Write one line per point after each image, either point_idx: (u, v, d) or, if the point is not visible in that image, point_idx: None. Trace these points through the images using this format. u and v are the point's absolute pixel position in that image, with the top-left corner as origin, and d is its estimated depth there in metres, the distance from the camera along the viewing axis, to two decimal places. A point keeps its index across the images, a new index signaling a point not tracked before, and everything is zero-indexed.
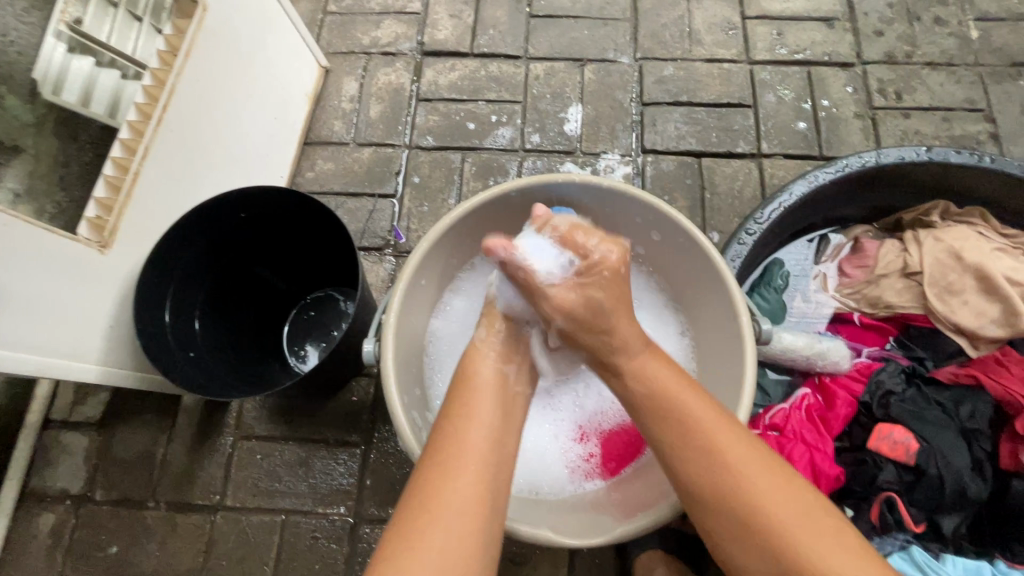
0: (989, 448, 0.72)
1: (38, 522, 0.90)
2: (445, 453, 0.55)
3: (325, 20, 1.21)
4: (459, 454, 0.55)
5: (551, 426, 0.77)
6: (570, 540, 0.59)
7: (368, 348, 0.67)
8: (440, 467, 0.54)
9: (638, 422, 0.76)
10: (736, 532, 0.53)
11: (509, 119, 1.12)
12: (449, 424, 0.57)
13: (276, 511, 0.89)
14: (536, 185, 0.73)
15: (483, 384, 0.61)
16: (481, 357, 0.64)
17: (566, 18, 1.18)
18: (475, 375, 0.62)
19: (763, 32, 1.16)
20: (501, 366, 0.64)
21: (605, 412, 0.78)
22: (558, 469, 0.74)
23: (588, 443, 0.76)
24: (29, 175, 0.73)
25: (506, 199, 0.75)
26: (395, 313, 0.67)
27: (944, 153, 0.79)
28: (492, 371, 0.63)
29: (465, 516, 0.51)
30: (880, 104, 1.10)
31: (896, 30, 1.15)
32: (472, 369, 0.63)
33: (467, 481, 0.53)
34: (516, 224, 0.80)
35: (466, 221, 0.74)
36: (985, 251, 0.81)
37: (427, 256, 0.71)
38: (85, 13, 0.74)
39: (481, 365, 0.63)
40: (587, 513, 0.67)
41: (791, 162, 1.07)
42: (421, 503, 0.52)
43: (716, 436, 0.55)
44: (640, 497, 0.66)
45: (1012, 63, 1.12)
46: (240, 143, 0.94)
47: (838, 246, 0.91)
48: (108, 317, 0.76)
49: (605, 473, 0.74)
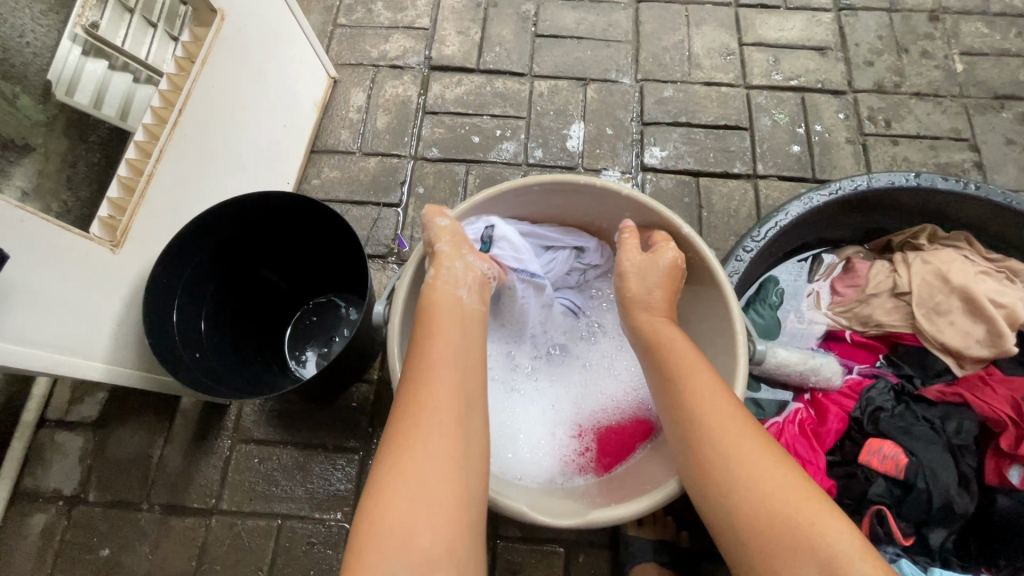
0: (975, 465, 0.75)
1: (29, 523, 0.89)
2: (416, 378, 0.58)
3: (335, 31, 1.24)
4: (429, 375, 0.58)
5: (549, 417, 0.80)
6: (543, 517, 0.61)
7: (378, 309, 0.72)
8: (414, 393, 0.57)
9: (634, 421, 0.79)
10: (727, 509, 0.55)
11: (513, 134, 1.14)
12: (414, 356, 0.60)
13: (272, 515, 0.88)
14: (560, 184, 0.74)
15: (446, 314, 0.64)
16: (442, 290, 0.67)
17: (569, 39, 1.22)
18: (436, 308, 0.65)
19: (759, 59, 1.20)
20: (455, 294, 0.67)
21: (605, 410, 0.80)
22: (552, 461, 0.76)
23: (584, 438, 0.78)
24: (38, 174, 0.73)
25: (530, 192, 0.75)
26: (406, 280, 0.69)
27: (931, 179, 0.83)
28: (448, 298, 0.66)
29: (448, 429, 0.55)
30: (870, 131, 1.14)
31: (885, 61, 1.20)
32: (432, 299, 0.66)
33: (440, 401, 0.56)
34: (538, 210, 0.81)
35: (487, 207, 0.75)
36: (969, 274, 0.84)
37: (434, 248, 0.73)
38: (101, 17, 0.77)
39: (439, 295, 0.66)
40: (572, 500, 0.68)
41: (785, 184, 1.10)
42: (402, 422, 0.55)
43: (704, 403, 0.60)
44: (625, 489, 0.68)
45: (995, 96, 1.17)
46: (248, 148, 0.96)
47: (830, 265, 0.95)
48: (116, 317, 0.76)
49: (597, 467, 0.76)
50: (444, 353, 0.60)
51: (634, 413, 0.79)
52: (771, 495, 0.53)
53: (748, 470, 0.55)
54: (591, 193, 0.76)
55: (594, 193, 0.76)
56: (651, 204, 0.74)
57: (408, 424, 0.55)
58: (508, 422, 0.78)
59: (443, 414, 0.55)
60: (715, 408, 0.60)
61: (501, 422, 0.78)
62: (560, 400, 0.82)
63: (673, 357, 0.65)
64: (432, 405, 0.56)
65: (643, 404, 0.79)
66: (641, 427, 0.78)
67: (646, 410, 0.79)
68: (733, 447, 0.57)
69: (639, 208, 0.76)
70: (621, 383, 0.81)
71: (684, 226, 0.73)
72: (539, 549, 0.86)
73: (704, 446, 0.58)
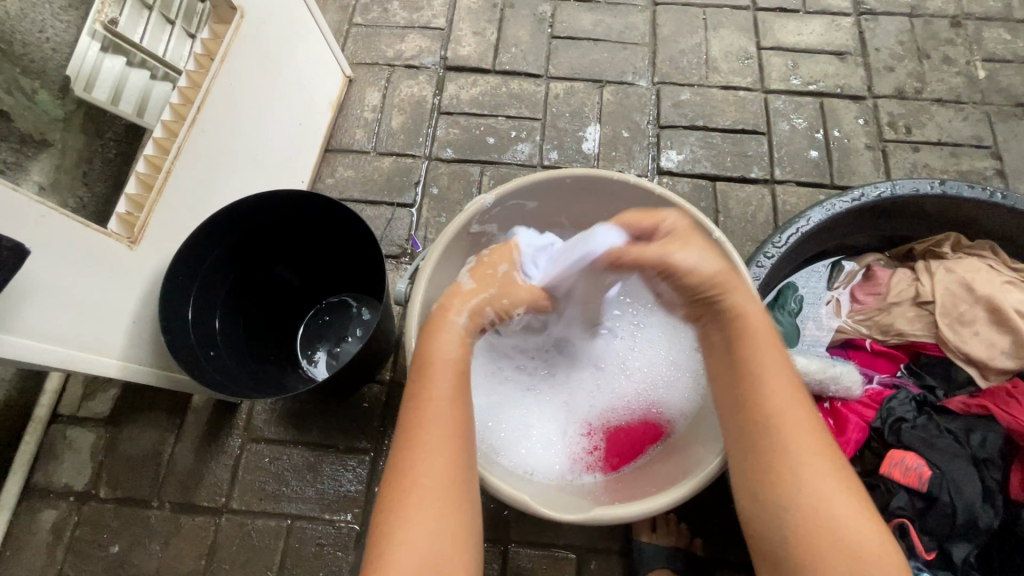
0: (1000, 478, 0.73)
1: (40, 518, 0.89)
2: (413, 429, 0.57)
3: (351, 31, 1.24)
4: (427, 432, 0.57)
5: (560, 414, 0.79)
6: (547, 511, 0.61)
7: (399, 287, 0.74)
8: (409, 452, 0.56)
9: (645, 423, 0.77)
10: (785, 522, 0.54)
11: (528, 135, 1.14)
12: (410, 409, 0.59)
13: (282, 516, 0.88)
14: (591, 177, 0.74)
15: (446, 360, 0.61)
16: (443, 334, 0.63)
17: (586, 40, 1.22)
18: (436, 353, 0.61)
19: (778, 63, 1.19)
20: (461, 342, 0.63)
21: (615, 409, 0.79)
22: (560, 458, 0.75)
23: (593, 437, 0.77)
24: (54, 169, 0.77)
25: (560, 183, 0.75)
26: (430, 263, 0.69)
27: (956, 187, 0.82)
28: (452, 349, 0.62)
29: (437, 491, 0.54)
30: (890, 137, 1.13)
31: (906, 66, 1.18)
32: (428, 349, 0.61)
33: (436, 466, 0.55)
34: (566, 204, 0.80)
35: (516, 196, 0.75)
36: (995, 283, 0.82)
37: (453, 241, 0.72)
38: (121, 13, 0.76)
39: (438, 345, 0.62)
40: (577, 498, 0.67)
41: (803, 190, 1.09)
42: (398, 486, 0.54)
43: (786, 410, 0.57)
44: (632, 490, 0.67)
45: (1018, 103, 1.15)
46: (265, 147, 0.95)
47: (851, 273, 0.93)
48: (132, 314, 0.76)
49: (605, 467, 0.75)
50: (440, 408, 0.58)
51: (643, 415, 0.78)
52: (826, 496, 0.53)
53: (821, 489, 0.53)
54: (619, 188, 0.75)
55: (623, 189, 0.75)
56: (678, 203, 0.72)
57: (404, 486, 0.54)
58: (516, 416, 0.78)
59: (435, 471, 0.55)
60: (795, 416, 0.57)
61: (510, 416, 0.77)
62: (570, 396, 0.80)
63: (757, 349, 0.61)
64: (427, 467, 0.55)
65: (654, 405, 0.78)
66: (652, 429, 0.77)
67: (657, 413, 0.77)
68: (808, 462, 0.55)
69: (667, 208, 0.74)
70: (635, 383, 0.80)
71: (715, 230, 0.70)
72: (550, 555, 0.85)
73: (778, 454, 0.56)
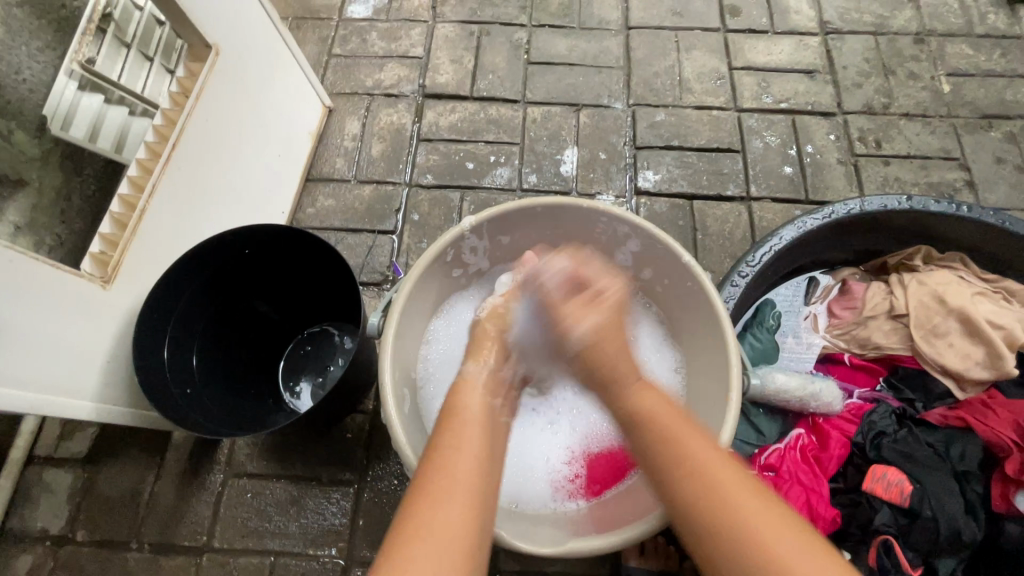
0: (980, 490, 0.74)
1: (15, 564, 0.87)
2: (435, 476, 0.53)
3: (331, 62, 1.25)
4: (447, 483, 0.53)
5: (543, 444, 0.79)
6: (525, 545, 0.60)
7: (373, 320, 0.73)
8: (427, 498, 0.51)
9: (624, 448, 0.77)
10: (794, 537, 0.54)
11: (507, 160, 1.15)
12: (435, 462, 0.55)
13: (264, 552, 0.86)
14: (563, 206, 0.75)
15: (472, 419, 0.60)
16: (468, 393, 0.64)
17: (561, 65, 1.24)
18: (463, 409, 0.62)
19: (749, 83, 1.22)
20: (487, 400, 0.64)
21: (596, 436, 0.79)
22: (541, 487, 0.75)
23: (575, 464, 0.77)
24: (31, 209, 0.74)
25: (532, 214, 0.76)
26: (403, 292, 0.69)
27: (923, 202, 0.83)
28: (477, 406, 0.62)
29: (456, 523, 0.50)
30: (861, 151, 1.15)
31: (873, 83, 1.22)
32: (460, 402, 0.63)
33: (454, 516, 0.50)
34: (539, 232, 0.80)
35: (492, 226, 0.76)
36: (966, 295, 0.84)
37: (426, 273, 0.72)
38: (98, 53, 0.79)
39: (467, 401, 0.63)
40: (555, 528, 0.66)
41: (778, 206, 1.11)
42: (415, 519, 0.49)
43: None
44: (609, 520, 0.66)
45: (983, 116, 1.18)
46: (245, 181, 0.96)
47: (827, 288, 0.94)
48: (106, 353, 0.76)
49: (587, 494, 0.74)
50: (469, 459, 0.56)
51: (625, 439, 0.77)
52: None
53: None
54: (588, 218, 0.76)
55: (598, 221, 0.76)
56: (646, 230, 0.73)
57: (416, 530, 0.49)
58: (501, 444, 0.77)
59: (455, 520, 0.50)
60: None
61: None
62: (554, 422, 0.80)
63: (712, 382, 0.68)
64: (447, 506, 0.51)
65: None
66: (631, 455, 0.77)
67: None
68: None
69: (641, 234, 0.74)
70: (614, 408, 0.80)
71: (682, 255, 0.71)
72: None
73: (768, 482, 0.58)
